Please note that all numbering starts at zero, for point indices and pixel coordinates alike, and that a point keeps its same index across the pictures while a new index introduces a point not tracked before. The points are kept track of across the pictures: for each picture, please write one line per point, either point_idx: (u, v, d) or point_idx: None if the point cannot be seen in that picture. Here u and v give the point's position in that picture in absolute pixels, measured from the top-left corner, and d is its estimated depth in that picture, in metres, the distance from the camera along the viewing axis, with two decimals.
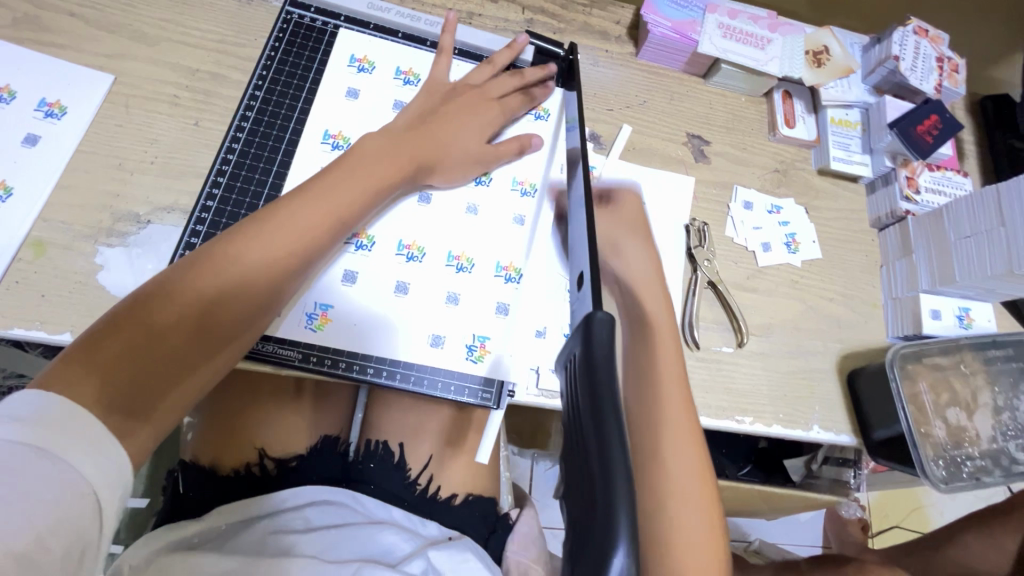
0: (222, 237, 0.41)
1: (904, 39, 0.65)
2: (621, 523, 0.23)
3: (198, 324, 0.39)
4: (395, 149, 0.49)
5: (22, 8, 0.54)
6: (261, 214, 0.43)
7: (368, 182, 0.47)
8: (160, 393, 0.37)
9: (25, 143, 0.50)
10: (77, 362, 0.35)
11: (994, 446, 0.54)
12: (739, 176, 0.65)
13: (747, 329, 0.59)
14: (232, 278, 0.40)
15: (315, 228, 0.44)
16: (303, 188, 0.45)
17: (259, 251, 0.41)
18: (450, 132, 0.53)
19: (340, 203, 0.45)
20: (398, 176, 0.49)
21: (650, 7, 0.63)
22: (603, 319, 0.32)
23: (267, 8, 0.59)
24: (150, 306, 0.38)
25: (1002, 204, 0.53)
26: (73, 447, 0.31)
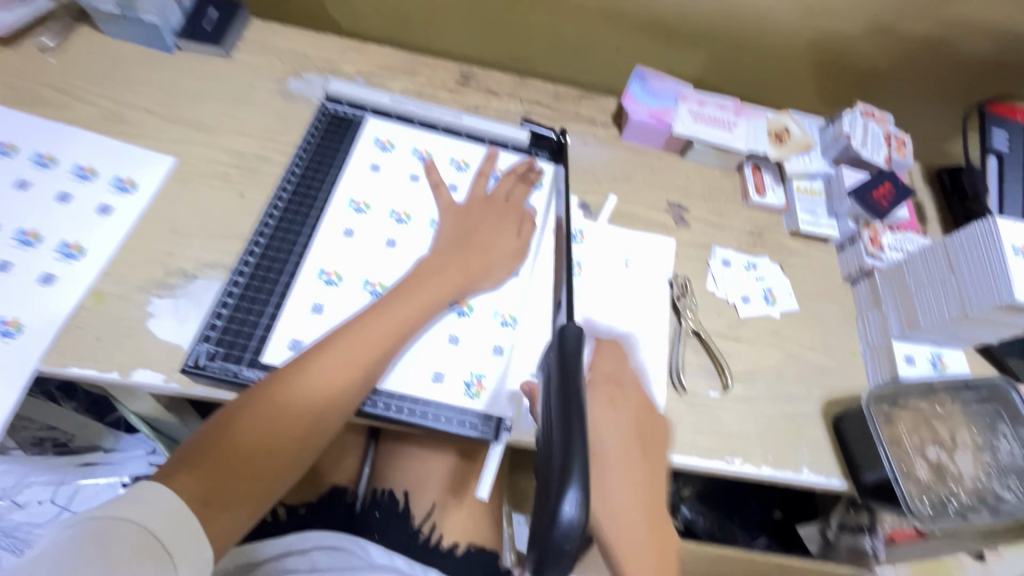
0: (300, 357, 0.49)
1: (853, 121, 0.75)
2: (577, 457, 0.31)
3: (274, 435, 0.46)
4: (443, 274, 0.57)
5: (109, 107, 0.66)
6: (334, 335, 0.50)
7: (419, 305, 0.54)
8: (238, 495, 0.43)
9: (100, 211, 0.59)
10: (182, 462, 0.43)
11: (977, 484, 0.56)
12: (717, 237, 0.73)
13: (731, 374, 0.63)
14: (306, 394, 0.47)
15: (376, 349, 0.51)
16: (370, 312, 0.52)
17: (327, 370, 0.48)
18: (483, 246, 0.61)
19: (396, 325, 0.52)
20: (445, 296, 0.56)
21: (629, 98, 0.75)
22: (575, 327, 0.42)
23: (307, 104, 0.71)
24: (238, 417, 0.45)
25: (950, 255, 0.59)
26: (175, 535, 0.39)
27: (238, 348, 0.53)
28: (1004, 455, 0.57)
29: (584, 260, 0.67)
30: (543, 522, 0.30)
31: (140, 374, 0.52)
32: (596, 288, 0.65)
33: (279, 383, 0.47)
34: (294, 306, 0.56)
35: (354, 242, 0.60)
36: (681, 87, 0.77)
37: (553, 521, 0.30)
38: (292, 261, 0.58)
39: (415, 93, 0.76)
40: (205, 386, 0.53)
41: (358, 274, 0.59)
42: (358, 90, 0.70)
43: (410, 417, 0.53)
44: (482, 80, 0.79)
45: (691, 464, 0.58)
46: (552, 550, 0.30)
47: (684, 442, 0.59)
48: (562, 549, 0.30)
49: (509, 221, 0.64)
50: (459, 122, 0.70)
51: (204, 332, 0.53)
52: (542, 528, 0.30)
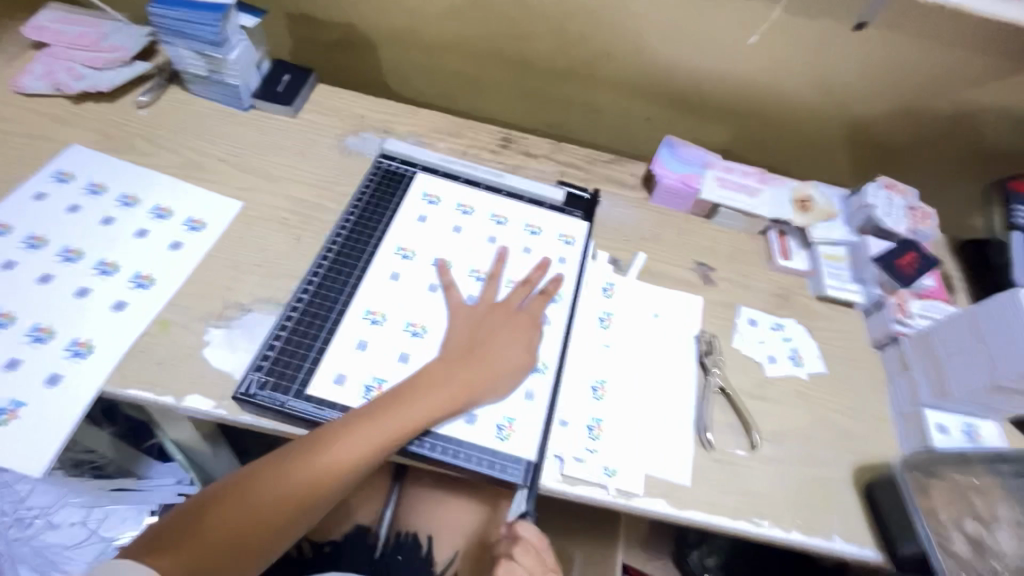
0: (282, 453, 0.52)
1: (875, 192, 0.78)
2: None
3: (250, 525, 0.49)
4: (445, 384, 0.56)
5: (189, 156, 0.74)
6: (319, 435, 0.52)
7: (415, 416, 0.54)
8: None
9: (171, 247, 0.65)
10: (162, 539, 0.46)
11: (1020, 561, 0.54)
12: (743, 297, 0.75)
13: (758, 434, 0.63)
14: (284, 489, 0.50)
15: (359, 459, 0.52)
16: (360, 417, 0.53)
17: (306, 470, 0.51)
18: (490, 354, 0.59)
19: (380, 438, 0.52)
20: (442, 409, 0.55)
21: (659, 164, 0.80)
22: None
23: (362, 159, 0.78)
24: (220, 503, 0.49)
25: (978, 323, 0.60)
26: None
27: (286, 378, 0.57)
28: None
29: (613, 312, 0.69)
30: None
31: (191, 399, 0.56)
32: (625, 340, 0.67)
33: (260, 475, 0.51)
34: (341, 342, 0.59)
35: (399, 286, 0.65)
36: (708, 156, 0.82)
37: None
38: (340, 301, 0.62)
39: (460, 152, 0.82)
40: (252, 413, 0.56)
41: (401, 315, 0.62)
42: (410, 148, 0.77)
43: (443, 455, 0.55)
44: (522, 143, 0.85)
45: (718, 522, 0.57)
46: None
47: (710, 501, 0.58)
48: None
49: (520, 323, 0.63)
50: (500, 180, 0.76)
51: (256, 362, 0.57)
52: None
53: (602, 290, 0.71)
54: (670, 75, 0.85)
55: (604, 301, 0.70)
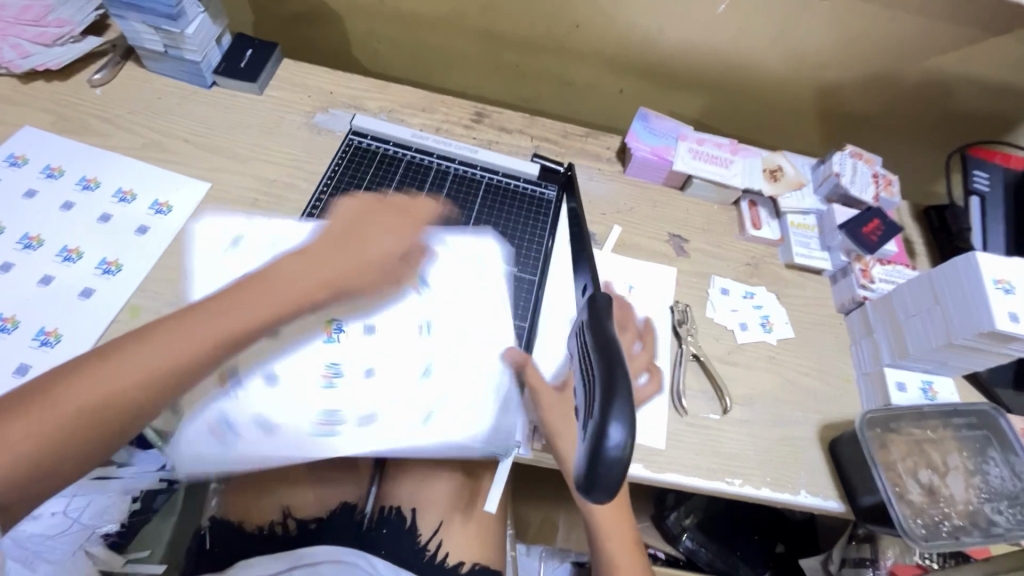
0: (98, 354, 0.44)
1: (843, 160, 0.80)
2: (620, 393, 0.36)
3: (49, 435, 0.41)
4: (290, 281, 0.50)
5: (150, 136, 0.71)
6: (136, 335, 0.45)
7: (252, 317, 0.48)
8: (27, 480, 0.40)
9: (137, 232, 0.63)
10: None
11: (969, 507, 0.58)
12: (716, 267, 0.76)
13: (730, 398, 0.65)
14: (89, 391, 0.42)
15: (183, 356, 0.45)
16: (194, 311, 0.47)
17: (125, 370, 0.44)
18: (363, 256, 0.53)
19: (240, 321, 0.47)
20: (282, 312, 0.49)
21: (633, 137, 0.80)
22: (604, 295, 0.46)
23: (332, 136, 0.76)
24: (4, 410, 0.40)
25: (935, 285, 0.62)
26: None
27: None
28: (995, 479, 0.59)
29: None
30: (593, 443, 0.35)
31: None
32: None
33: (64, 377, 0.43)
34: None
35: None
36: (681, 128, 0.82)
37: (602, 440, 0.35)
38: None
39: (433, 128, 0.81)
40: None
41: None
42: (381, 124, 0.75)
43: None
44: (495, 117, 0.84)
45: (691, 483, 0.60)
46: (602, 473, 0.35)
47: (685, 463, 0.61)
48: (611, 462, 0.35)
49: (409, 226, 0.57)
50: (474, 156, 0.75)
51: None
52: (592, 449, 0.35)
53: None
54: (642, 46, 0.84)
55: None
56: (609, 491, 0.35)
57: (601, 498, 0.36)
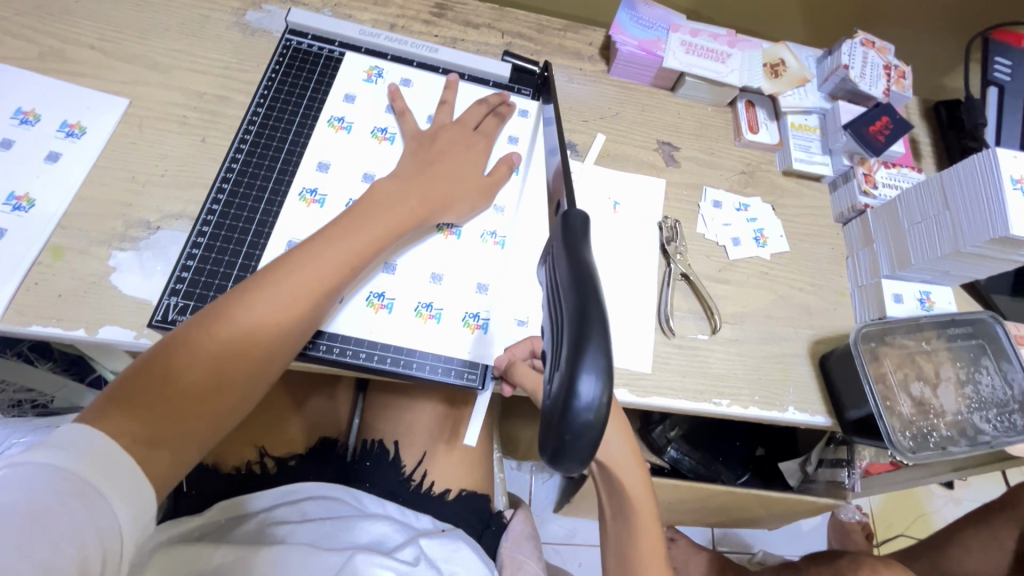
0: (244, 286, 0.46)
1: (852, 50, 0.71)
2: (592, 341, 0.29)
3: (231, 360, 0.44)
4: (402, 199, 0.53)
5: (48, 43, 0.60)
6: (278, 262, 0.47)
7: (374, 234, 0.51)
8: (178, 429, 0.41)
9: (47, 159, 0.55)
10: (113, 399, 0.40)
11: (958, 418, 0.57)
12: (708, 178, 0.70)
13: (720, 317, 0.62)
14: (257, 319, 0.45)
15: (329, 272, 0.48)
16: (320, 237, 0.49)
17: (283, 292, 0.46)
18: (449, 173, 0.57)
19: (343, 254, 0.49)
20: (403, 223, 0.52)
21: (617, 28, 0.70)
22: (579, 212, 0.37)
23: (268, 38, 0.65)
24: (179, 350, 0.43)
25: (946, 190, 0.58)
26: (110, 479, 0.36)
27: (208, 301, 0.51)
28: (986, 388, 0.58)
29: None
30: (558, 404, 0.29)
31: (106, 331, 0.50)
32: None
33: (220, 310, 0.45)
34: (272, 253, 0.53)
35: (330, 176, 0.58)
36: (673, 16, 0.72)
37: (572, 401, 0.28)
38: (260, 210, 0.55)
39: (387, 25, 0.70)
40: None
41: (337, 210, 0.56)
42: (323, 21, 0.64)
43: (395, 367, 0.52)
44: (459, 10, 0.73)
45: (679, 405, 0.58)
46: (572, 431, 0.29)
47: (672, 386, 0.59)
48: (582, 427, 0.29)
49: (477, 159, 0.60)
50: (435, 56, 0.65)
51: (171, 286, 0.51)
52: (560, 410, 0.29)
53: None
54: None
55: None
56: (583, 458, 0.30)
57: (574, 466, 0.30)
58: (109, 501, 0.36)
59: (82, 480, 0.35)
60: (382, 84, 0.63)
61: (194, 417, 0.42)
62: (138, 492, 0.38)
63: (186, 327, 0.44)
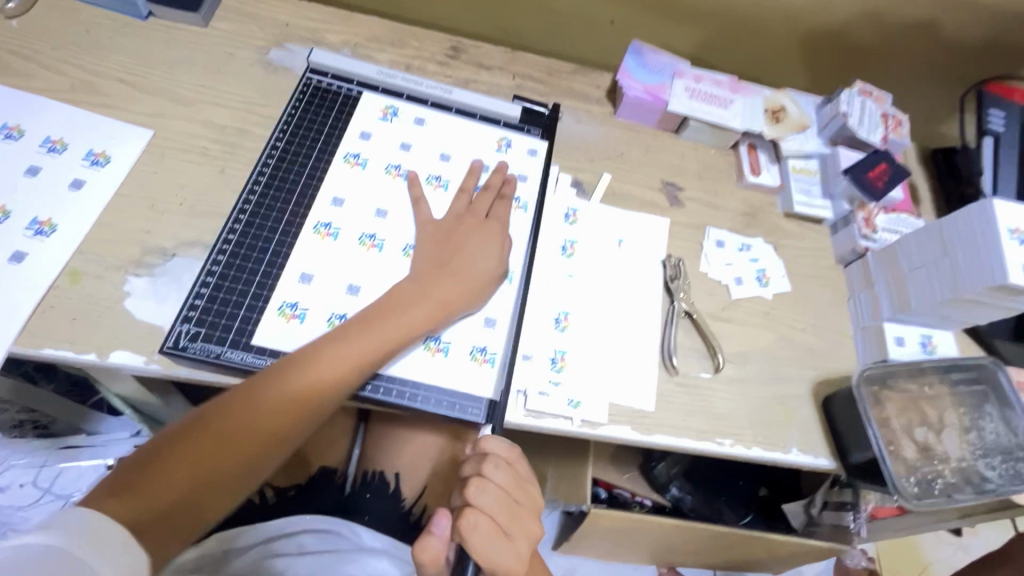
0: (263, 375, 0.47)
1: (851, 99, 0.73)
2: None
3: (243, 447, 0.44)
4: (426, 293, 0.54)
5: (80, 77, 0.63)
6: (297, 357, 0.48)
7: (393, 335, 0.51)
8: (185, 516, 0.41)
9: (71, 187, 0.56)
10: (118, 485, 0.39)
11: (962, 464, 0.57)
12: (711, 218, 0.72)
13: (723, 355, 0.63)
14: (267, 411, 0.46)
15: (346, 373, 0.49)
16: (341, 333, 0.50)
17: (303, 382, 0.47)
18: (467, 258, 0.57)
19: (365, 349, 0.50)
20: (421, 323, 0.53)
21: (624, 74, 0.73)
22: None
23: (289, 76, 0.68)
24: (189, 437, 0.43)
25: (945, 236, 0.59)
26: (107, 553, 0.35)
27: (219, 329, 0.52)
28: (990, 435, 0.58)
29: (576, 240, 0.66)
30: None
31: (117, 356, 0.50)
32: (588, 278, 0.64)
33: (238, 397, 0.45)
34: (285, 283, 0.54)
35: (344, 210, 0.59)
36: (677, 63, 0.75)
37: None
38: (274, 241, 0.56)
39: (403, 65, 0.73)
40: (187, 367, 0.51)
41: (351, 241, 0.58)
42: (343, 61, 0.67)
43: (399, 400, 0.53)
44: (473, 53, 0.76)
45: (682, 444, 0.58)
46: None
47: (675, 424, 0.59)
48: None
49: (495, 229, 0.60)
50: (448, 96, 0.68)
51: (184, 313, 0.52)
52: None
53: (564, 216, 0.67)
54: None
55: (565, 228, 0.66)
56: None
57: None
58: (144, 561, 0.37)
59: (79, 556, 0.34)
60: (397, 122, 0.65)
61: (199, 506, 0.42)
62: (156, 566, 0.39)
63: (206, 411, 0.44)
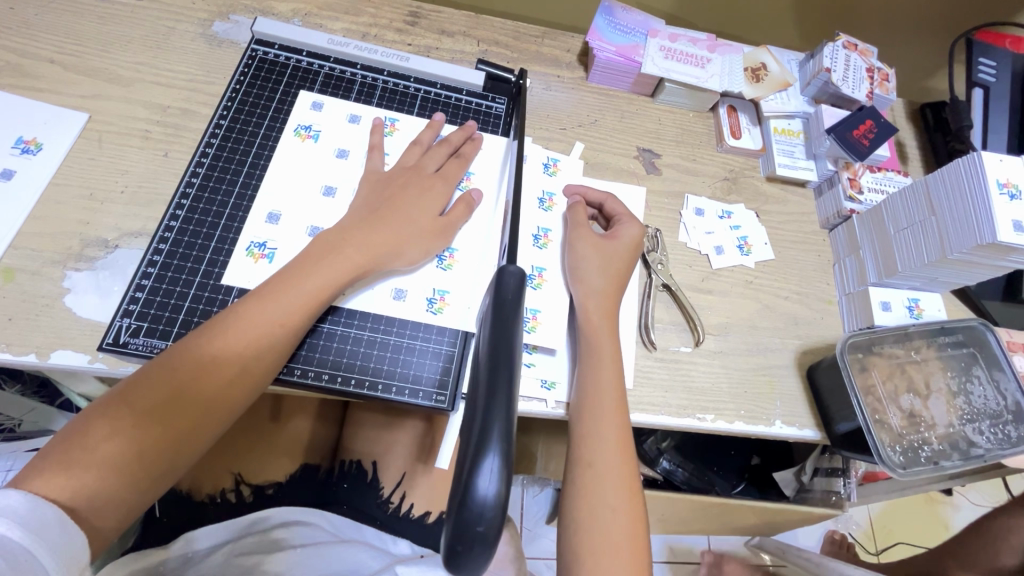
0: (188, 337, 0.44)
1: (834, 53, 0.70)
2: (495, 434, 0.30)
3: (169, 415, 0.42)
4: (360, 240, 0.51)
5: (5, 57, 0.58)
6: (225, 316, 0.45)
7: (319, 289, 0.48)
8: (115, 487, 0.39)
9: (1, 177, 0.53)
10: (45, 461, 0.38)
11: (950, 430, 0.55)
12: (690, 185, 0.68)
13: (703, 328, 0.60)
14: (195, 375, 0.43)
15: (277, 322, 0.46)
16: (264, 289, 0.47)
17: (229, 342, 0.44)
18: (399, 219, 0.53)
19: (295, 301, 0.47)
20: (348, 278, 0.49)
21: (594, 34, 0.68)
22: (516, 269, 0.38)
23: (235, 50, 0.64)
24: (113, 406, 0.41)
25: (931, 195, 0.56)
26: (39, 534, 0.35)
27: (163, 322, 0.49)
28: (979, 399, 0.56)
29: (551, 229, 0.61)
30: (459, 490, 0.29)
31: (59, 356, 0.47)
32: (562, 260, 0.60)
33: (163, 366, 0.43)
34: (235, 265, 0.51)
35: (294, 191, 0.55)
36: (651, 21, 0.70)
37: (468, 493, 0.29)
38: (220, 227, 0.53)
39: (359, 34, 0.68)
40: (132, 364, 0.48)
41: (302, 220, 0.54)
42: (290, 30, 0.62)
43: (360, 390, 0.50)
44: (433, 18, 0.71)
45: (661, 422, 0.56)
46: (465, 531, 0.29)
47: (654, 402, 0.56)
48: (478, 530, 0.29)
49: (435, 191, 0.56)
50: (406, 65, 0.63)
51: (124, 306, 0.49)
52: (457, 501, 0.29)
53: (542, 168, 0.64)
54: None
55: (542, 216, 0.62)
56: (482, 554, 0.29)
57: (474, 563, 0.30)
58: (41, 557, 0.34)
59: (11, 542, 0.34)
60: (351, 96, 0.61)
61: (126, 475, 0.40)
62: (66, 546, 0.36)
63: (131, 382, 0.42)
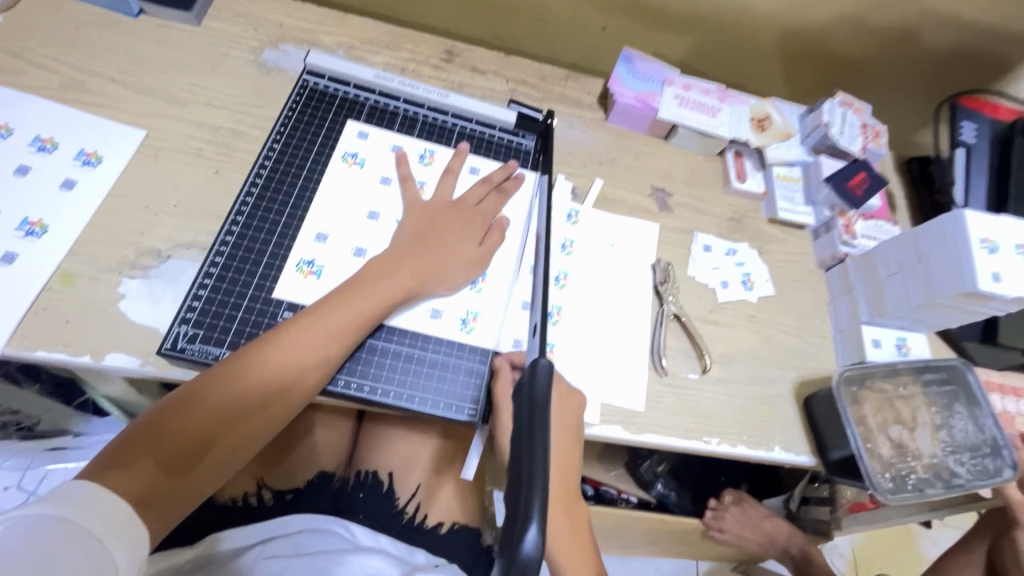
0: (239, 353, 0.48)
1: (833, 109, 0.76)
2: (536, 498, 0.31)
3: (219, 424, 0.46)
4: (405, 265, 0.55)
5: (69, 74, 0.62)
6: (273, 334, 0.49)
7: (365, 312, 0.52)
8: (172, 487, 0.44)
9: (62, 187, 0.56)
10: (111, 459, 0.42)
11: (934, 460, 0.60)
12: (699, 223, 0.74)
13: (709, 357, 0.65)
14: (245, 389, 0.47)
15: (321, 345, 0.50)
16: (311, 314, 0.50)
17: (277, 361, 0.48)
18: (443, 247, 0.58)
19: (339, 325, 0.51)
20: (395, 298, 0.54)
21: (616, 81, 0.74)
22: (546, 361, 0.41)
23: (284, 77, 0.68)
24: (172, 411, 0.45)
25: (919, 245, 0.62)
26: (110, 527, 0.39)
27: (217, 331, 0.52)
28: (960, 432, 0.62)
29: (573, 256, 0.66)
30: (506, 554, 0.29)
31: (113, 358, 0.50)
32: (581, 299, 0.64)
33: (215, 377, 0.47)
34: (286, 280, 0.55)
35: (341, 214, 0.60)
36: (668, 71, 0.76)
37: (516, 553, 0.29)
38: (272, 243, 0.56)
39: (398, 68, 0.73)
40: (183, 368, 0.51)
41: (349, 241, 0.59)
42: (339, 63, 0.67)
43: (396, 401, 0.53)
44: (467, 57, 0.77)
45: (669, 443, 0.60)
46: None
47: (664, 424, 0.60)
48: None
49: (474, 221, 0.61)
50: (445, 101, 0.68)
51: (182, 314, 0.52)
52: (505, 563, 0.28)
53: (566, 216, 0.68)
54: None
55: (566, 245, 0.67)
56: None
57: None
58: (104, 541, 0.38)
59: (78, 526, 0.37)
60: (394, 127, 0.66)
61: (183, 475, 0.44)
62: (128, 532, 0.39)
63: (186, 391, 0.46)
